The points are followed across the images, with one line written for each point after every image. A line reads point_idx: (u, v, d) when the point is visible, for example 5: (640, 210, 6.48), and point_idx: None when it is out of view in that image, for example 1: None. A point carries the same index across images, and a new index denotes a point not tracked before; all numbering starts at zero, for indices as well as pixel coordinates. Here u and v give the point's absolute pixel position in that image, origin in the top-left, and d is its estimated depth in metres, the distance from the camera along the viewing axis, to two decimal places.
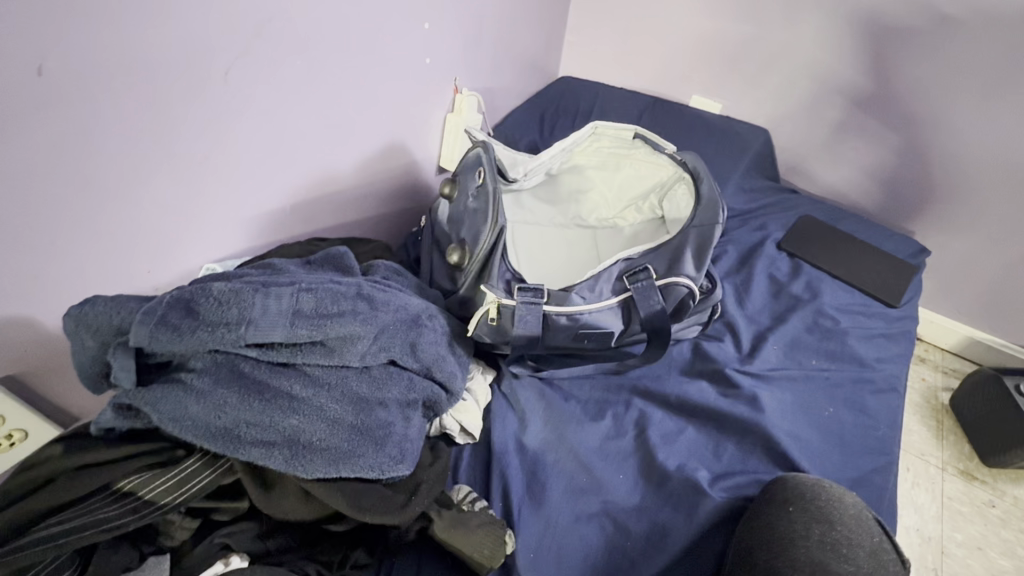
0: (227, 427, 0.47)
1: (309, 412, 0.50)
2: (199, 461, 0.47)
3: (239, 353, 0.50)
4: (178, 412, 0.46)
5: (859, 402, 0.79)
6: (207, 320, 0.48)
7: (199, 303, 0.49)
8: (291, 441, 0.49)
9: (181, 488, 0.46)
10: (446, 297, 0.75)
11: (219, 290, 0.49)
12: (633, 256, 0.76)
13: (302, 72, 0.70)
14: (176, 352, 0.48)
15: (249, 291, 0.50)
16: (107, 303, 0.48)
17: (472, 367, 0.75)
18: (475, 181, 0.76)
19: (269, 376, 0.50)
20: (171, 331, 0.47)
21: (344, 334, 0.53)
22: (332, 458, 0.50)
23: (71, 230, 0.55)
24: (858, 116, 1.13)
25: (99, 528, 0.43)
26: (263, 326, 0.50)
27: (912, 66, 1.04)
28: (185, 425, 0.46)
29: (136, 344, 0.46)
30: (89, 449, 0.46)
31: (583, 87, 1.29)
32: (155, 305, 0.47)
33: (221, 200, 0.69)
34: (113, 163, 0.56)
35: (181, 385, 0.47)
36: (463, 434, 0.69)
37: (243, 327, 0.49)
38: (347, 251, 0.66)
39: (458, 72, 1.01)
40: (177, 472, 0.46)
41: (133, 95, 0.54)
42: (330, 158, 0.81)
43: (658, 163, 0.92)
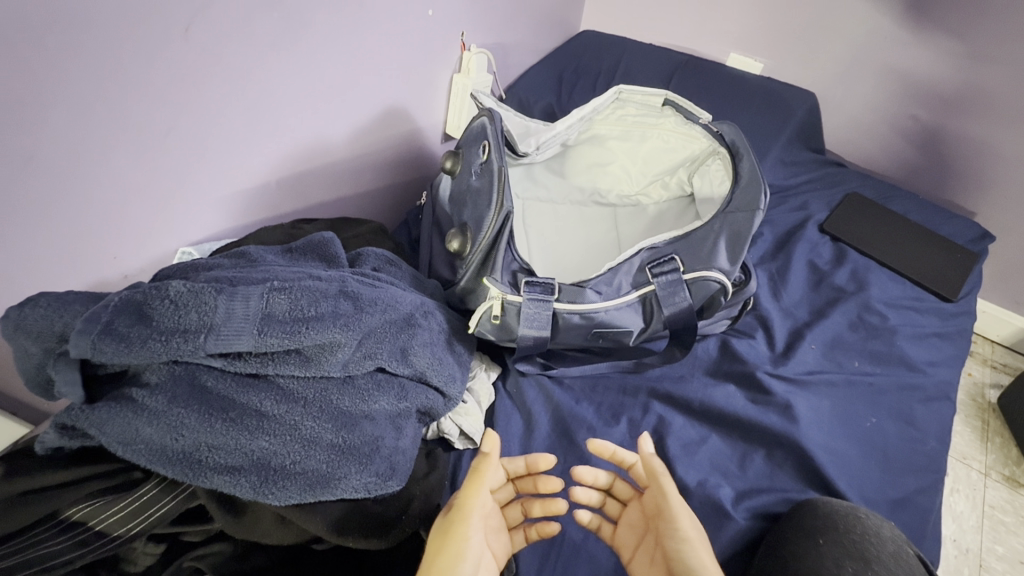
0: (186, 450, 0.42)
1: (282, 432, 0.44)
2: (157, 487, 0.42)
3: (201, 364, 0.43)
4: (129, 434, 0.40)
5: (906, 411, 0.71)
6: (161, 328, 0.42)
7: (153, 307, 0.42)
8: (260, 465, 0.43)
9: (137, 518, 0.41)
10: (446, 286, 0.68)
11: (176, 290, 0.43)
12: (658, 245, 0.67)
13: (279, 27, 0.61)
14: (128, 363, 0.42)
15: (211, 291, 0.43)
16: (50, 305, 0.42)
17: (475, 364, 0.69)
18: (480, 156, 0.66)
19: (236, 390, 0.44)
20: (118, 342, 0.40)
21: (322, 342, 0.46)
22: (308, 483, 0.45)
23: (16, 216, 0.48)
24: (920, 79, 1.01)
25: (43, 566, 0.39)
26: (227, 334, 0.43)
27: (990, 21, 0.92)
28: (139, 448, 0.41)
29: (79, 356, 0.40)
30: (35, 470, 0.41)
31: (607, 43, 1.16)
32: (100, 310, 0.41)
33: (195, 177, 0.61)
34: (57, 137, 0.48)
35: (132, 402, 0.41)
36: (463, 438, 0.63)
37: (203, 336, 0.42)
38: (334, 237, 0.59)
39: (466, 25, 0.89)
40: (133, 500, 0.41)
41: (73, 56, 0.46)
42: (320, 127, 0.73)
43: (691, 134, 0.81)
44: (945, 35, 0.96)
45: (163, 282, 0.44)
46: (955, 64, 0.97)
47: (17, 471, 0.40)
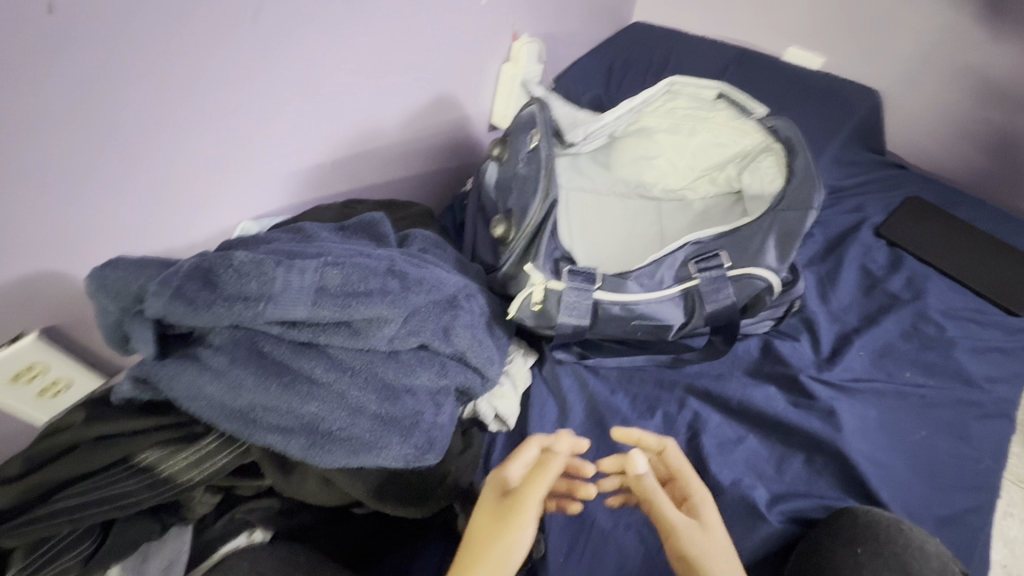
0: (244, 409, 0.45)
1: (333, 399, 0.47)
2: (217, 441, 0.45)
3: (259, 330, 0.46)
4: (194, 389, 0.44)
5: (960, 427, 0.67)
6: (225, 294, 0.44)
7: (219, 273, 0.45)
8: (309, 428, 0.46)
9: (199, 467, 0.45)
10: (488, 271, 0.69)
11: (240, 260, 0.45)
12: (704, 240, 0.66)
13: (340, 11, 0.63)
14: (195, 325, 0.45)
15: (271, 263, 0.46)
16: (128, 267, 0.45)
17: (513, 349, 0.70)
18: (529, 144, 0.67)
19: (289, 357, 0.47)
20: (187, 304, 0.43)
21: (373, 316, 0.49)
22: (356, 447, 0.47)
23: (99, 183, 0.52)
24: (996, 78, 0.95)
25: (115, 505, 0.42)
26: (284, 303, 0.45)
27: None
28: (201, 403, 0.44)
29: (154, 316, 0.43)
30: (109, 418, 0.44)
31: (659, 35, 1.14)
32: (173, 274, 0.44)
33: (257, 155, 0.64)
34: (137, 111, 0.51)
35: (198, 361, 0.44)
36: (498, 421, 0.64)
37: (263, 304, 0.45)
38: (383, 217, 0.61)
39: (518, 15, 0.90)
40: (195, 451, 0.44)
41: (155, 35, 0.49)
42: (375, 112, 0.75)
43: (743, 129, 0.80)
44: None
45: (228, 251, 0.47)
46: None
47: (98, 417, 0.44)
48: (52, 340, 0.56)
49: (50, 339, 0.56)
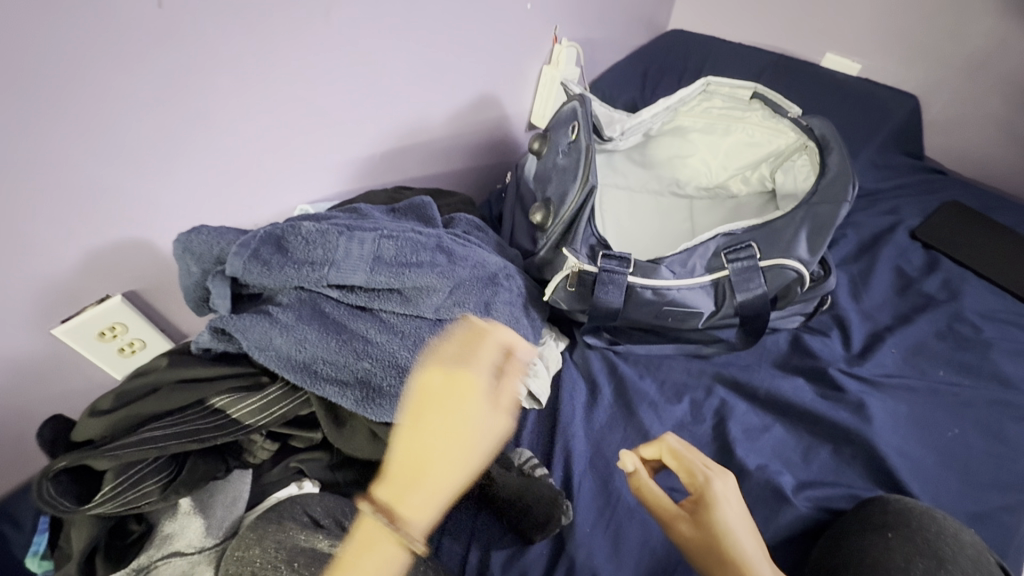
0: (306, 361, 0.49)
1: (382, 360, 0.51)
2: (280, 390, 0.50)
3: (321, 293, 0.51)
4: (265, 341, 0.49)
5: (995, 427, 0.66)
6: (294, 258, 0.49)
7: (289, 240, 0.50)
8: (363, 383, 0.50)
9: (265, 412, 0.49)
10: (525, 257, 0.73)
11: (307, 230, 0.50)
12: (736, 232, 0.68)
13: (399, 13, 0.68)
14: (267, 285, 0.50)
15: (334, 233, 0.51)
16: (210, 232, 0.51)
17: (546, 332, 0.73)
18: (568, 136, 0.71)
19: (347, 318, 0.51)
20: (261, 265, 0.48)
21: (421, 286, 0.53)
22: (400, 406, 0.51)
23: (185, 161, 0.57)
24: None
25: (193, 438, 0.47)
26: (345, 269, 0.50)
27: None
28: (270, 353, 0.49)
29: (232, 274, 0.48)
30: (189, 365, 0.50)
31: (695, 42, 1.17)
32: (250, 239, 0.49)
33: (319, 143, 0.70)
34: (220, 97, 0.57)
35: (269, 316, 0.49)
36: (530, 399, 0.67)
37: (327, 268, 0.50)
38: (430, 201, 0.65)
39: (559, 20, 0.95)
40: (261, 397, 0.49)
41: (241, 29, 0.55)
42: (423, 107, 0.80)
43: (778, 128, 0.82)
44: None
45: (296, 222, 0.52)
46: None
47: (178, 363, 0.50)
48: (134, 305, 0.61)
49: (132, 304, 0.61)
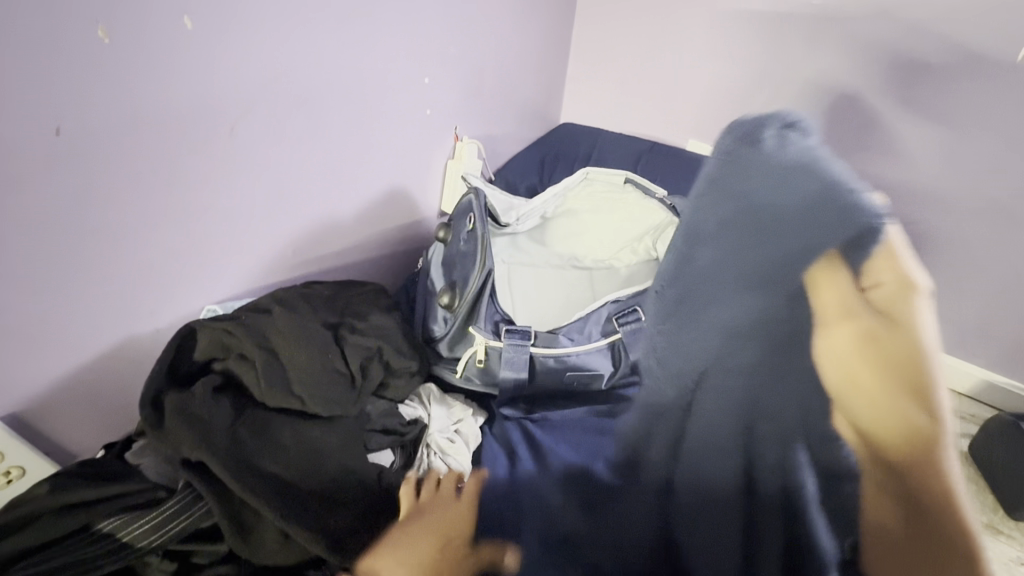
0: (231, 458, 0.53)
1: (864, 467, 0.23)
2: (176, 503, 0.51)
3: (252, 404, 0.59)
4: (197, 441, 0.52)
5: None
6: (241, 373, 0.59)
7: (237, 355, 0.60)
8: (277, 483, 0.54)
9: (158, 531, 0.49)
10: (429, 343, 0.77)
11: (252, 345, 0.60)
12: (623, 298, 0.74)
13: (304, 125, 0.75)
14: (206, 397, 0.56)
15: (270, 352, 0.60)
16: (175, 347, 0.59)
17: (464, 410, 0.71)
18: (467, 226, 0.79)
19: (271, 425, 0.58)
20: (206, 388, 0.57)
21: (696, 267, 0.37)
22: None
23: (81, 277, 0.58)
24: None
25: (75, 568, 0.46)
26: (270, 391, 0.58)
27: None
28: (201, 450, 0.52)
29: (179, 395, 0.55)
30: (75, 489, 0.50)
31: (583, 135, 1.34)
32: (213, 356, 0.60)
33: (229, 246, 0.72)
34: (123, 213, 0.59)
35: (200, 422, 0.54)
36: None
37: (257, 386, 0.59)
38: (366, 295, 0.76)
39: (458, 122, 1.06)
40: (154, 515, 0.49)
41: (144, 151, 0.59)
42: (333, 204, 0.85)
43: (649, 207, 0.93)
44: None
45: (240, 329, 0.60)
46: None
47: (59, 488, 0.50)
48: (13, 429, 0.58)
49: (11, 428, 0.58)
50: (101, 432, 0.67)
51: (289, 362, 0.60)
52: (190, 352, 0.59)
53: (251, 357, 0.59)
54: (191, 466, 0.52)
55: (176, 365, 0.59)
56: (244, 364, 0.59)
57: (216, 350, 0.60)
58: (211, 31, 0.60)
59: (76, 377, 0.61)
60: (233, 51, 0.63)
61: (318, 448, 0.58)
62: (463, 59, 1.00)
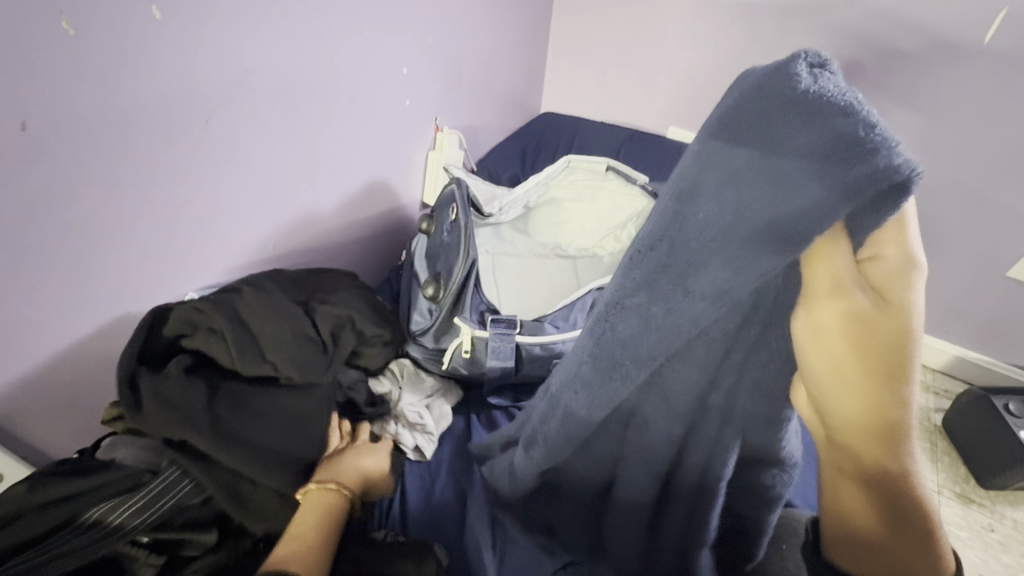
0: (222, 432, 0.53)
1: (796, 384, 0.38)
2: (165, 482, 0.51)
3: (227, 380, 0.58)
4: (187, 416, 0.52)
5: None
6: (212, 349, 0.58)
7: (210, 331, 0.59)
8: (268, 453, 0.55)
9: (153, 507, 0.49)
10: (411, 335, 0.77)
11: (228, 319, 0.59)
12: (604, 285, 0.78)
13: (281, 118, 0.74)
14: (182, 376, 0.55)
15: (244, 326, 0.60)
16: (145, 325, 0.56)
17: (433, 386, 0.75)
18: (450, 216, 0.79)
19: (253, 398, 0.58)
20: (179, 368, 0.55)
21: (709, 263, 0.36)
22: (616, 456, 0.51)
23: (54, 275, 0.56)
24: None
25: (69, 556, 0.45)
26: (250, 364, 0.59)
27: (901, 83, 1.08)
28: (190, 426, 0.52)
29: (156, 376, 0.54)
30: (50, 482, 0.48)
31: (564, 124, 1.34)
32: (184, 331, 0.58)
33: (207, 241, 0.71)
34: (96, 209, 0.58)
35: (184, 400, 0.53)
36: (415, 450, 0.68)
37: (232, 359, 0.58)
38: (343, 285, 0.75)
39: (438, 111, 1.05)
40: (147, 494, 0.49)
41: (116, 146, 0.57)
42: (313, 197, 0.84)
43: (631, 194, 0.97)
44: None
45: (218, 304, 0.60)
46: None
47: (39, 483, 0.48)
48: None
49: None
50: (79, 432, 0.65)
51: (263, 337, 0.60)
52: (159, 330, 0.57)
53: (222, 331, 0.58)
54: (177, 445, 0.53)
55: (146, 346, 0.57)
56: (217, 341, 0.58)
57: (184, 328, 0.58)
58: (183, 23, 0.59)
59: (53, 375, 0.60)
60: (207, 43, 0.62)
61: (304, 411, 0.60)
62: (442, 48, 0.99)
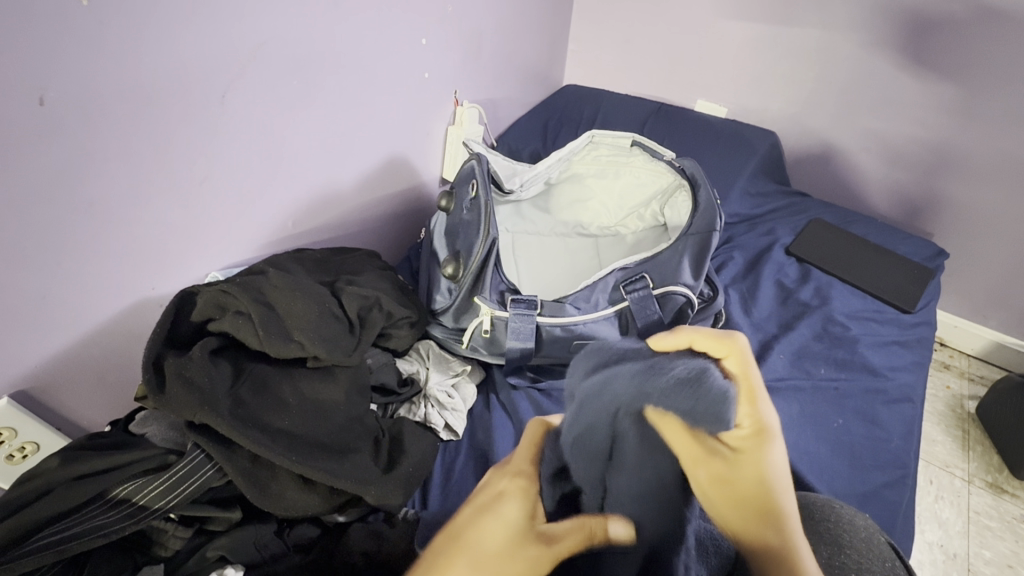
0: (242, 417, 0.53)
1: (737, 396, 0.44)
2: (187, 465, 0.51)
3: (250, 363, 0.58)
4: (206, 399, 0.52)
5: (870, 413, 0.75)
6: (234, 332, 0.59)
7: (230, 314, 0.59)
8: (289, 436, 0.55)
9: (172, 492, 0.49)
10: (430, 314, 0.77)
11: (244, 302, 0.59)
12: (630, 264, 0.74)
13: (298, 92, 0.72)
14: (203, 359, 0.55)
15: (265, 307, 0.60)
16: (171, 310, 0.58)
17: (459, 369, 0.73)
18: (470, 193, 0.77)
19: (275, 381, 0.58)
20: (203, 350, 0.56)
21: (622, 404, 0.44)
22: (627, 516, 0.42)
23: (78, 252, 0.57)
24: (880, 106, 1.11)
25: (97, 534, 0.46)
26: (269, 344, 0.58)
27: (947, 50, 1.02)
28: (207, 411, 0.52)
29: (179, 359, 0.55)
30: (83, 460, 0.50)
31: (586, 97, 1.30)
32: (210, 315, 0.59)
33: (227, 217, 0.71)
34: (117, 185, 0.58)
35: (204, 384, 0.54)
36: (447, 430, 0.67)
37: (254, 341, 0.58)
38: (363, 267, 0.75)
39: (458, 85, 1.02)
40: (168, 477, 0.50)
41: (134, 121, 0.57)
42: (331, 173, 0.83)
43: (658, 170, 0.91)
44: (898, 69, 1.06)
45: (236, 286, 0.60)
46: (913, 103, 1.08)
47: (69, 460, 0.50)
48: (24, 404, 0.58)
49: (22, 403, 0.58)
50: (110, 405, 0.67)
51: (288, 317, 0.60)
52: (188, 314, 0.59)
53: (248, 311, 0.58)
54: (198, 428, 0.53)
55: (175, 329, 0.59)
56: (239, 321, 0.58)
57: (212, 311, 0.59)
58: None
59: (80, 351, 0.61)
60: (222, 14, 0.60)
61: (325, 392, 0.59)
62: (462, 17, 0.95)
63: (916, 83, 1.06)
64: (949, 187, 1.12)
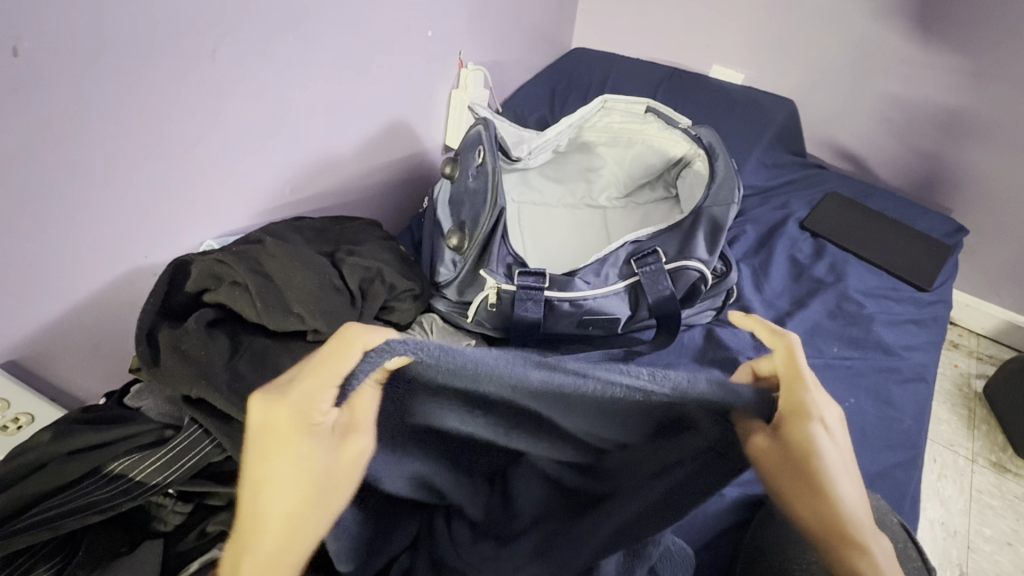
0: (240, 392, 0.51)
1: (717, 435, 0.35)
2: (186, 439, 0.50)
3: (248, 336, 0.56)
4: (204, 372, 0.51)
5: (883, 392, 0.73)
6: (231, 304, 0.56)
7: (225, 285, 0.56)
8: None
9: (171, 466, 0.48)
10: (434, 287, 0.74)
11: (239, 273, 0.56)
12: (642, 239, 0.72)
13: (292, 48, 0.68)
14: (198, 332, 0.53)
15: (262, 277, 0.57)
16: (163, 280, 0.56)
17: (462, 342, 0.71)
18: (476, 160, 0.74)
19: (273, 354, 0.56)
20: (199, 323, 0.54)
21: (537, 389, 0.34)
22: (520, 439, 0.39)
23: (63, 217, 0.54)
24: (907, 73, 1.05)
25: (93, 510, 0.45)
26: (266, 316, 0.56)
27: (981, 13, 0.95)
28: (204, 385, 0.50)
29: (174, 331, 0.53)
30: (75, 434, 0.48)
31: (597, 60, 1.23)
32: (206, 285, 0.57)
33: (221, 180, 0.67)
34: (102, 147, 0.54)
35: (202, 356, 0.52)
36: None
37: (252, 313, 0.56)
38: (363, 237, 0.73)
39: (462, 45, 0.97)
40: (167, 451, 0.49)
41: (118, 76, 0.53)
42: (330, 137, 0.79)
43: (672, 139, 0.87)
44: (926, 34, 1.00)
45: (230, 253, 0.57)
46: (940, 71, 1.02)
47: (62, 435, 0.48)
48: (14, 376, 0.56)
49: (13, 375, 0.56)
50: (106, 376, 0.65)
51: (286, 288, 0.57)
52: (182, 284, 0.56)
53: (245, 283, 0.56)
54: (195, 403, 0.51)
55: (168, 300, 0.56)
56: (237, 292, 0.56)
57: (207, 282, 0.57)
58: None
59: (71, 321, 0.59)
60: None
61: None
62: None
63: (945, 50, 1.00)
64: (972, 162, 1.08)
